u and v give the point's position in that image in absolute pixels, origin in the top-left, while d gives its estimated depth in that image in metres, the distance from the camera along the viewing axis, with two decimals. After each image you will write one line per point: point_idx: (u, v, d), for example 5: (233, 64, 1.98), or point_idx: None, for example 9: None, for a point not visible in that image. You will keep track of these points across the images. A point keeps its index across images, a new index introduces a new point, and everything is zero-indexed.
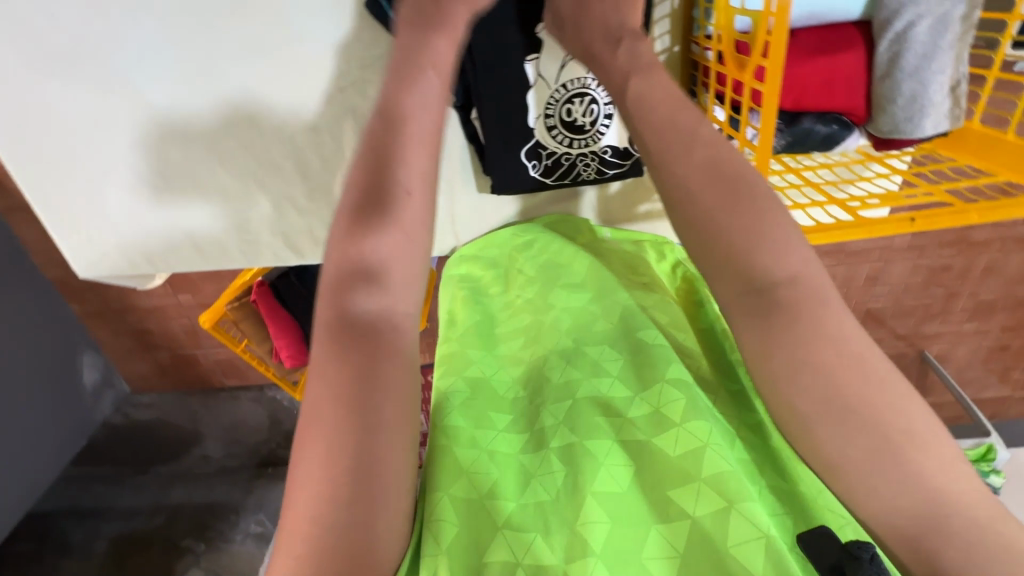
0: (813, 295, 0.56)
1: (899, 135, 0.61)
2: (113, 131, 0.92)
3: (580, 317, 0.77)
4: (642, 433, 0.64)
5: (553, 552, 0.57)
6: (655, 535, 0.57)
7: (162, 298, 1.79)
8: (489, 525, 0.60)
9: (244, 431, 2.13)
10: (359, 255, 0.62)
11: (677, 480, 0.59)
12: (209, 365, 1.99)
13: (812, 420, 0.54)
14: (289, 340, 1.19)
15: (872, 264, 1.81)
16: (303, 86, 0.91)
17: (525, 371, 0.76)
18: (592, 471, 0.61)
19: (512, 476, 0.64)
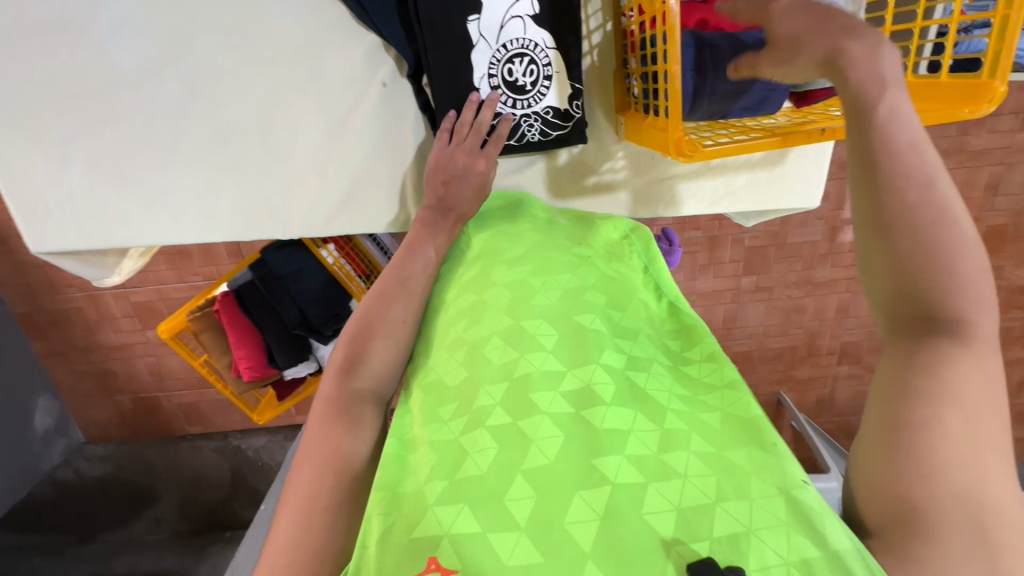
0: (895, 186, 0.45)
1: (814, 85, 0.67)
2: (77, 96, 0.74)
3: (520, 288, 0.66)
4: (571, 408, 0.53)
5: (474, 523, 0.45)
6: (579, 502, 0.45)
7: (130, 334, 1.75)
8: (417, 509, 0.48)
9: (204, 486, 2.01)
10: (376, 321, 0.64)
11: (614, 453, 0.49)
12: (172, 410, 1.90)
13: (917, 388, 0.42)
14: (248, 349, 1.17)
15: (841, 295, 1.84)
16: (303, 42, 0.74)
17: (464, 352, 0.60)
18: (522, 449, 0.50)
19: (443, 455, 0.52)
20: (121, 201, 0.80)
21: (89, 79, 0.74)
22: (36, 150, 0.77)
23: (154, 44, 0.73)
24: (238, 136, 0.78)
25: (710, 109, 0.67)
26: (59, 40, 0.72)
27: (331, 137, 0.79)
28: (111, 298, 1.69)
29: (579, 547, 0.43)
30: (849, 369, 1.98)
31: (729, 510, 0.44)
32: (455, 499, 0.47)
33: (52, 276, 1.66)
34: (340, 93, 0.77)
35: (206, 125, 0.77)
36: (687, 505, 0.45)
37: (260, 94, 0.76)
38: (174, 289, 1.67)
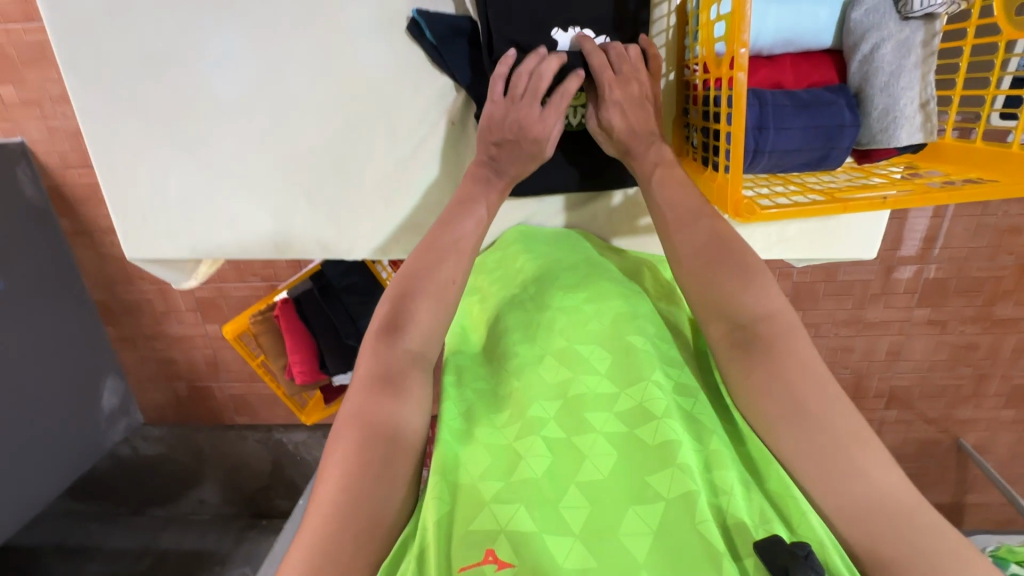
0: (783, 333, 0.63)
1: (876, 145, 0.67)
2: (182, 120, 0.82)
3: (573, 315, 0.76)
4: (626, 427, 0.64)
5: (531, 523, 0.57)
6: (633, 514, 0.57)
7: (192, 326, 1.87)
8: (476, 502, 0.60)
9: (246, 473, 2.12)
10: (427, 276, 0.71)
11: (657, 471, 0.60)
12: (223, 399, 2.01)
13: (776, 425, 0.60)
14: (301, 354, 1.24)
15: (892, 337, 1.78)
16: (383, 80, 0.79)
17: (517, 361, 0.74)
18: (578, 462, 0.62)
19: (502, 459, 0.64)
20: (207, 212, 0.87)
21: (192, 105, 0.81)
22: (138, 167, 0.85)
23: (251, 79, 0.80)
24: (318, 164, 0.84)
25: (769, 163, 0.66)
26: (167, 73, 0.80)
27: (403, 166, 0.84)
28: (178, 292, 1.82)
29: (632, 550, 0.55)
30: (897, 414, 1.91)
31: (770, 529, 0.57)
32: (512, 499, 0.59)
33: (128, 269, 1.80)
34: (413, 126, 0.82)
35: (288, 150, 0.83)
36: (730, 521, 0.57)
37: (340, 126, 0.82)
38: (234, 288, 1.78)
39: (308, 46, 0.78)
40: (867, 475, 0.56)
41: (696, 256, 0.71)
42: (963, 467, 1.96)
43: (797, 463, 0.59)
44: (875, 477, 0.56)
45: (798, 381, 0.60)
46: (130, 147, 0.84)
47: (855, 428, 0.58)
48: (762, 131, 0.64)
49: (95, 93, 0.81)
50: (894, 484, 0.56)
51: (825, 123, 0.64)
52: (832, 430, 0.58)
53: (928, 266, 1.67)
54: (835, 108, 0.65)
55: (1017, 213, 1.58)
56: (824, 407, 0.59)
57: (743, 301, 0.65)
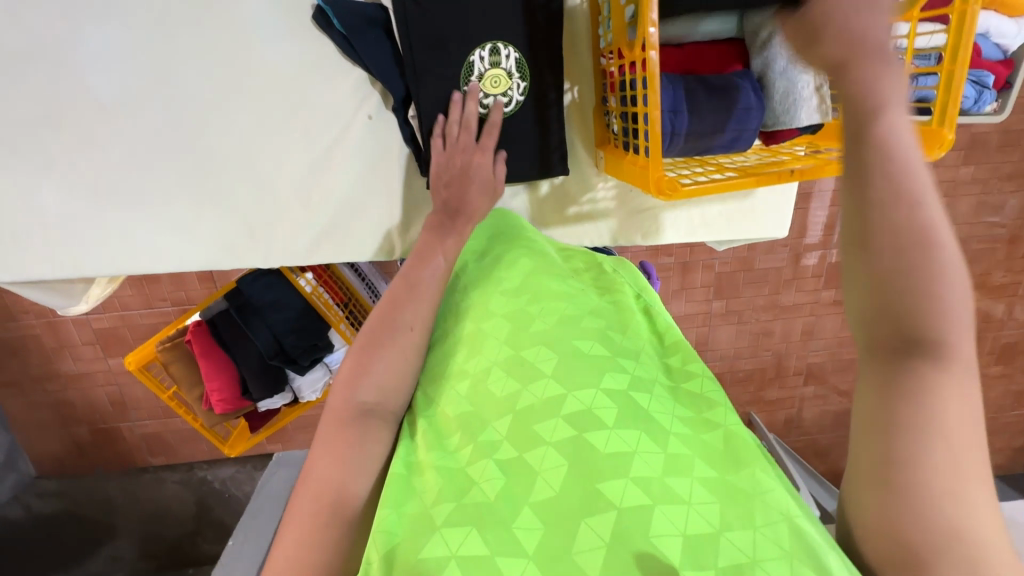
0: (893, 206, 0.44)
1: (781, 125, 0.72)
2: (38, 123, 0.72)
3: (516, 318, 0.67)
4: (574, 431, 0.55)
5: (481, 544, 0.49)
6: (585, 530, 0.49)
7: (91, 362, 1.68)
8: (425, 528, 0.52)
9: (167, 520, 1.92)
10: (393, 321, 0.65)
11: (609, 480, 0.51)
12: (134, 441, 1.82)
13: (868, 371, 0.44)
14: (221, 381, 1.14)
15: (805, 318, 1.92)
16: (289, 75, 0.73)
17: (467, 383, 0.63)
18: (529, 482, 0.53)
19: (451, 481, 0.55)
20: (94, 226, 0.77)
21: (34, 87, 0.70)
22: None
23: (105, 46, 0.70)
24: (201, 159, 0.76)
25: (685, 146, 0.69)
26: (38, 68, 0.70)
27: (319, 167, 0.78)
28: (72, 326, 1.62)
29: (585, 571, 0.47)
30: (815, 390, 2.05)
31: (732, 538, 0.48)
32: (463, 519, 0.51)
33: (9, 303, 1.58)
34: (329, 123, 0.76)
35: (190, 154, 0.75)
36: (692, 533, 0.48)
37: (221, 107, 0.74)
38: (140, 316, 1.62)
39: (203, 43, 0.71)
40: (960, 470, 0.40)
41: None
42: None
43: (928, 420, 0.41)
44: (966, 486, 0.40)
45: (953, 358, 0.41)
46: None
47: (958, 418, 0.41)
48: (677, 114, 0.66)
49: None
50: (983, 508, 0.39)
51: (732, 105, 0.67)
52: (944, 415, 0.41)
53: (830, 251, 1.82)
54: (740, 90, 0.68)
55: None
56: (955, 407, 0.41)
57: (903, 248, 0.43)
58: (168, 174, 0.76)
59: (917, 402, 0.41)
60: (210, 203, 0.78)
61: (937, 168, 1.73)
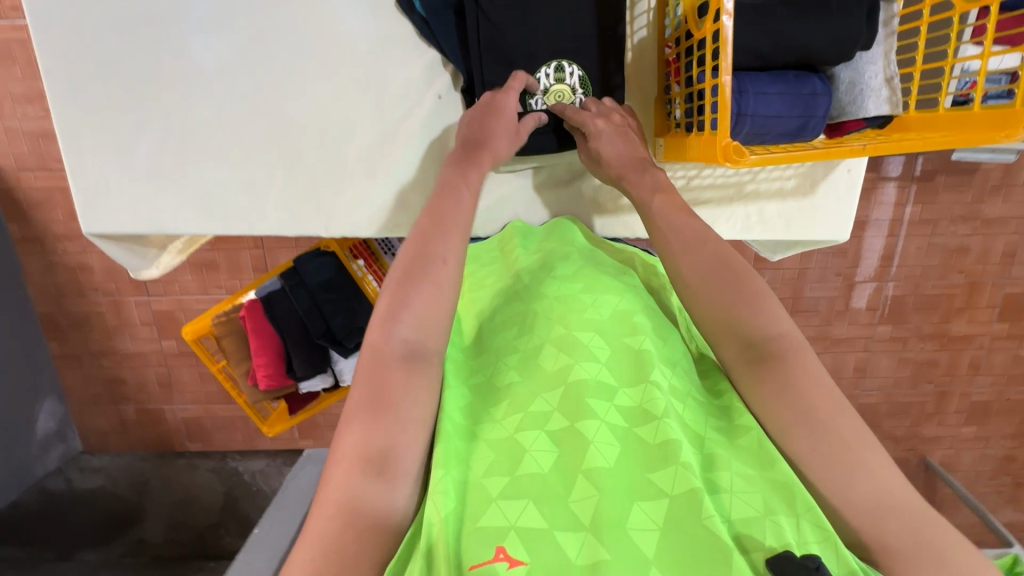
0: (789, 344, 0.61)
1: (847, 116, 0.71)
2: (146, 84, 0.79)
3: (569, 304, 0.72)
4: (625, 422, 0.60)
5: (538, 518, 0.53)
6: (639, 510, 0.54)
7: (146, 342, 1.76)
8: (481, 498, 0.55)
9: (196, 507, 1.94)
10: (427, 261, 0.63)
11: (660, 468, 0.56)
12: (175, 424, 1.87)
13: (790, 430, 0.58)
14: (268, 357, 1.17)
15: (858, 354, 1.83)
16: (373, 51, 0.78)
17: (517, 357, 0.69)
18: (582, 449, 0.57)
19: (503, 452, 0.59)
20: (174, 181, 0.83)
21: (150, 50, 0.78)
22: (104, 120, 0.80)
23: (217, 17, 0.77)
24: (284, 128, 0.81)
25: (752, 129, 0.68)
26: (154, 34, 0.77)
27: (388, 138, 0.82)
28: (133, 305, 1.71)
29: (641, 549, 0.51)
30: None
31: (778, 524, 0.53)
32: (520, 493, 0.55)
33: (81, 279, 1.69)
34: (402, 100, 0.80)
35: (273, 121, 0.81)
36: (738, 516, 0.54)
37: (310, 84, 0.80)
38: (196, 301, 1.70)
39: (298, 20, 0.77)
40: (875, 473, 0.54)
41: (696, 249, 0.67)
42: (932, 487, 1.98)
43: (800, 453, 0.57)
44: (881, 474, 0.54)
45: (808, 388, 0.58)
46: (93, 104, 0.79)
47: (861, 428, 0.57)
48: (742, 95, 0.66)
49: (63, 51, 0.77)
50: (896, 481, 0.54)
51: (800, 90, 0.67)
52: (840, 430, 0.56)
53: (886, 284, 1.75)
54: (807, 76, 0.68)
55: (963, 233, 1.69)
56: (842, 420, 0.57)
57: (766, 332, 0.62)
58: (257, 142, 0.82)
59: (804, 437, 0.57)
60: (284, 168, 0.82)
61: (1004, 204, 1.66)
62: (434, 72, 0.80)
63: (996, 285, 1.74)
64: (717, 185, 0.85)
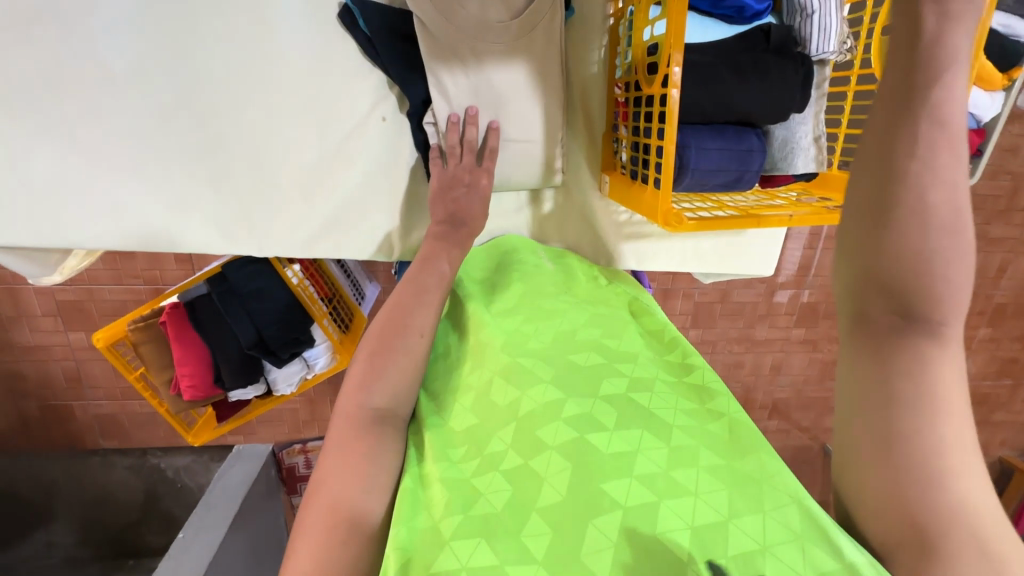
0: (946, 265, 0.45)
1: (778, 171, 0.75)
2: (52, 87, 0.70)
3: (519, 335, 0.69)
4: (577, 433, 0.55)
5: (490, 557, 0.48)
6: (592, 528, 0.48)
7: (49, 335, 1.60)
8: (435, 542, 0.50)
9: (112, 507, 1.83)
10: (402, 323, 0.63)
11: (614, 477, 0.51)
12: (86, 421, 1.73)
13: (895, 417, 0.45)
14: (192, 367, 1.11)
15: (775, 354, 1.98)
16: (308, 65, 0.73)
17: (469, 396, 0.64)
18: (536, 486, 0.53)
19: (456, 492, 0.54)
20: (82, 195, 0.74)
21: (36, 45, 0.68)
22: None
23: (114, 11, 0.68)
24: (211, 143, 0.74)
25: (692, 182, 0.71)
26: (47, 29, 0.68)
27: (326, 160, 0.77)
28: (33, 294, 1.55)
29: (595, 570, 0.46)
30: (778, 424, 2.11)
31: (780, 551, 0.45)
32: (476, 531, 0.50)
33: None
34: (338, 117, 0.75)
35: (208, 143, 0.74)
36: (700, 523, 0.48)
37: (241, 88, 0.72)
38: (108, 291, 1.56)
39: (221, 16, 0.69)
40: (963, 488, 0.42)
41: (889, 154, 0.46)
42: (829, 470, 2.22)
43: (906, 427, 0.44)
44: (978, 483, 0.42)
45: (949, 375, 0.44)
46: None
47: (958, 436, 0.43)
48: (684, 149, 0.68)
49: None
50: (986, 491, 0.42)
51: (737, 146, 0.70)
52: (946, 418, 0.44)
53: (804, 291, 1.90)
54: (745, 133, 0.71)
55: None
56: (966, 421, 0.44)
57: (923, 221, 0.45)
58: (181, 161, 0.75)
59: (921, 422, 0.44)
60: (213, 185, 0.76)
61: None
62: (377, 90, 0.75)
63: None
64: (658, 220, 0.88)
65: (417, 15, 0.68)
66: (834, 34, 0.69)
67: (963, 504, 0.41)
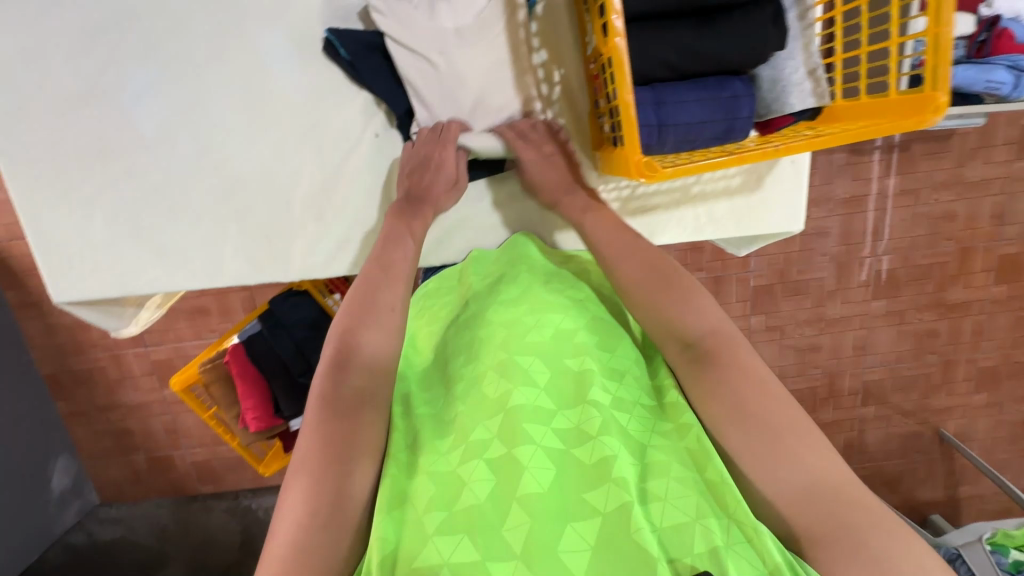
0: (718, 339, 0.66)
1: (773, 114, 0.71)
2: (104, 155, 0.81)
3: (513, 329, 0.72)
4: (561, 443, 0.60)
5: (471, 551, 0.53)
6: (571, 531, 0.54)
7: (148, 393, 1.80)
8: (419, 537, 0.55)
9: (214, 549, 1.97)
10: (371, 308, 0.69)
11: (593, 486, 0.56)
12: (185, 469, 1.91)
13: (725, 424, 0.61)
14: (255, 398, 1.19)
15: (856, 332, 1.80)
16: (304, 99, 0.80)
17: (462, 386, 0.69)
18: (518, 475, 0.57)
19: (444, 486, 0.58)
20: (129, 242, 0.85)
21: (85, 122, 0.80)
22: (54, 186, 0.82)
23: (139, 82, 0.79)
24: (230, 185, 0.83)
25: (677, 139, 0.69)
26: (90, 108, 0.79)
27: (329, 184, 0.83)
28: (132, 358, 1.75)
29: (570, 569, 0.51)
30: (875, 410, 1.90)
31: (707, 526, 0.53)
32: (458, 528, 0.54)
33: (81, 338, 1.74)
34: (333, 142, 0.82)
35: (228, 185, 0.83)
36: (665, 526, 0.53)
37: (252, 135, 0.81)
38: (192, 347, 1.73)
39: (225, 70, 0.78)
40: (802, 459, 0.57)
41: (641, 278, 0.72)
42: (950, 458, 1.95)
43: (737, 439, 0.60)
44: (806, 458, 0.57)
45: (737, 380, 0.62)
46: (46, 177, 0.82)
47: (787, 425, 0.59)
48: (661, 106, 0.67)
49: (16, 132, 0.80)
50: (815, 461, 0.57)
51: (719, 94, 0.68)
52: (772, 421, 0.59)
53: (876, 259, 1.73)
54: (727, 80, 0.68)
55: (947, 200, 1.66)
56: (774, 409, 0.60)
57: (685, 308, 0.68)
58: (206, 202, 0.84)
59: (739, 429, 0.60)
60: (235, 221, 0.85)
61: (985, 165, 1.63)
62: (364, 110, 0.81)
63: (989, 247, 1.71)
64: (664, 191, 0.85)
65: (389, 35, 0.74)
66: None
67: (817, 480, 0.55)
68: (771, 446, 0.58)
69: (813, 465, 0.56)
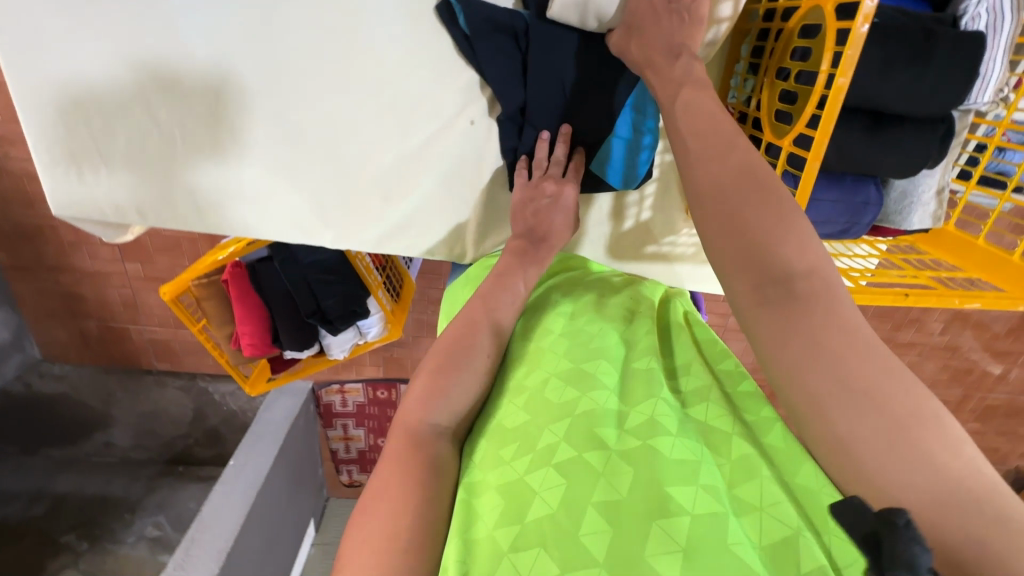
0: (824, 289, 0.47)
1: (888, 223, 0.69)
2: (143, 64, 0.73)
3: (579, 338, 0.67)
4: (636, 441, 0.54)
5: (551, 565, 0.46)
6: (659, 532, 0.47)
7: (107, 263, 1.65)
8: (492, 551, 0.48)
9: (162, 421, 1.96)
10: (469, 351, 0.63)
11: (681, 484, 0.50)
12: (140, 344, 1.82)
13: (826, 400, 0.44)
14: (253, 325, 1.13)
15: None
16: (393, 61, 0.73)
17: (523, 395, 0.62)
18: (592, 484, 0.51)
19: (511, 497, 0.52)
20: (153, 154, 0.78)
21: (124, 18, 0.71)
22: (76, 86, 0.74)
23: None
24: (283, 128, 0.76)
25: None
26: (134, 7, 0.70)
27: (400, 158, 0.79)
28: None
29: None
30: None
31: (810, 543, 0.47)
32: (530, 542, 0.48)
33: (29, 190, 1.52)
34: (411, 117, 0.77)
35: (290, 134, 0.77)
36: (768, 542, 0.48)
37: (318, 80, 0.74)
38: (163, 226, 1.57)
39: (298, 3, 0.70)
40: (943, 453, 0.39)
41: (730, 183, 0.51)
42: None
43: (842, 428, 0.43)
44: (953, 457, 0.40)
45: (832, 333, 0.44)
46: (67, 72, 0.73)
47: (914, 402, 0.42)
48: None
49: (38, 14, 0.70)
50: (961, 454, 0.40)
51: (853, 198, 0.65)
52: (893, 399, 0.42)
53: None
54: (863, 183, 0.66)
55: None
56: (889, 377, 0.42)
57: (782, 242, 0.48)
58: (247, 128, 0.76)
59: (843, 412, 0.43)
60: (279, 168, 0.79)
61: None
62: (457, 93, 0.75)
63: None
64: None
65: None
66: (993, 83, 0.59)
67: (961, 480, 0.38)
68: (887, 435, 0.41)
69: (950, 458, 0.39)
